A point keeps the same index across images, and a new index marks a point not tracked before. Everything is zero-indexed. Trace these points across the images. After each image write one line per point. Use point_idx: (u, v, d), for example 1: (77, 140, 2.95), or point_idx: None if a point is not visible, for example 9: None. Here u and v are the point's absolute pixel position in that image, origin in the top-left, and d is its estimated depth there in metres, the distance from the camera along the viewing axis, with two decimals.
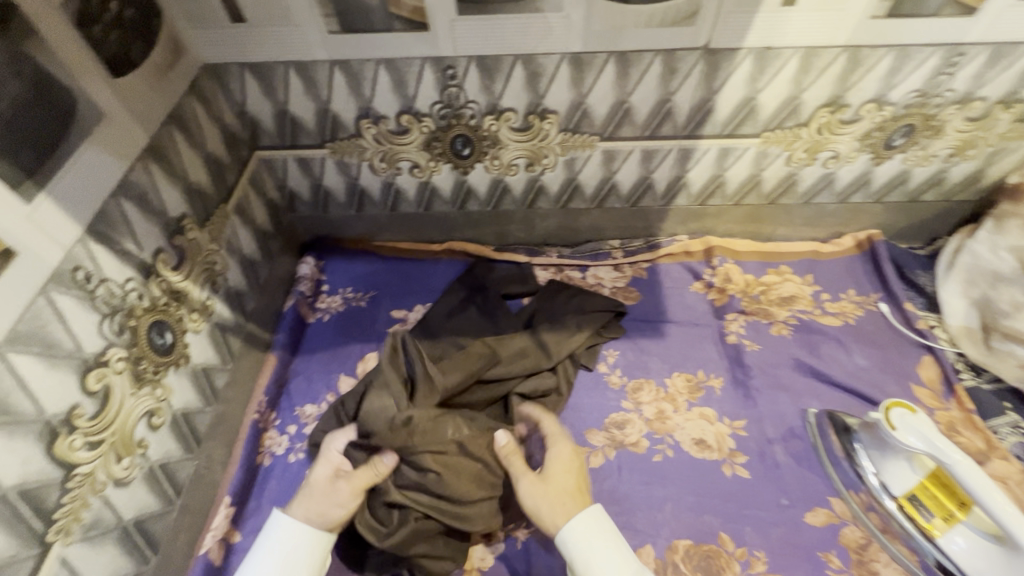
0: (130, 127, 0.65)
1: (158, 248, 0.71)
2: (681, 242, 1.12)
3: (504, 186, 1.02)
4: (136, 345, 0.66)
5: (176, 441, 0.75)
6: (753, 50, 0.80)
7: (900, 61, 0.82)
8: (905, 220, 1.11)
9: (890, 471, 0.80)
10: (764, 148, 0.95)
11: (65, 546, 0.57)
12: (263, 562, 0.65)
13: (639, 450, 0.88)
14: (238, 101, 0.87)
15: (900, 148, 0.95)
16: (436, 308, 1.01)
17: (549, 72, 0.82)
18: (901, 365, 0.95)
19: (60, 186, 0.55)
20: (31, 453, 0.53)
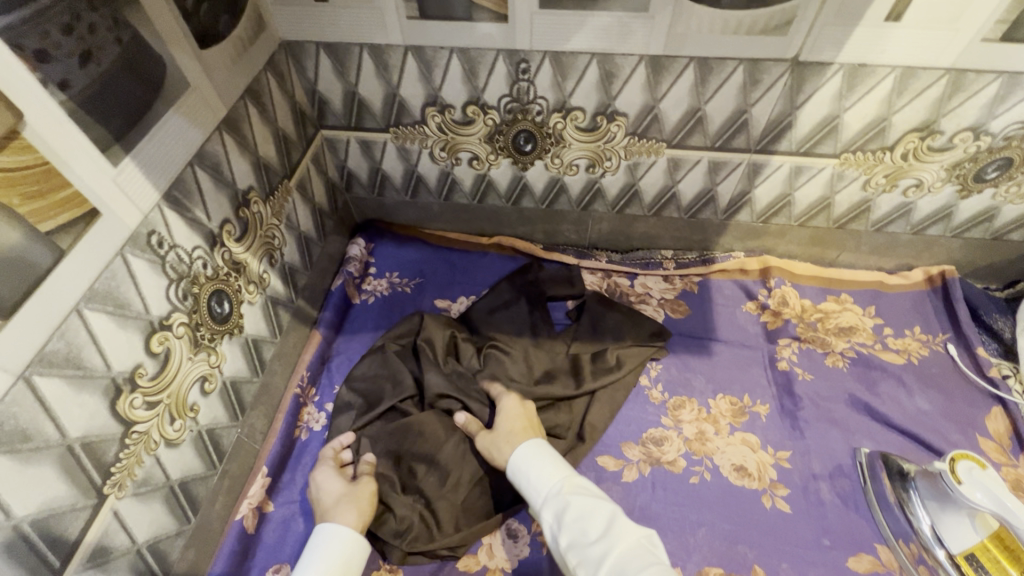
0: (210, 98, 0.66)
1: (224, 219, 0.72)
2: (738, 259, 1.08)
3: (561, 186, 1.00)
4: (197, 312, 0.68)
5: (223, 408, 0.76)
6: (846, 66, 0.75)
7: (1006, 90, 0.76)
8: (985, 258, 1.03)
9: (949, 525, 0.75)
10: (841, 170, 0.90)
11: (118, 500, 0.59)
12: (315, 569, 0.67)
13: (676, 470, 0.85)
14: (310, 79, 0.87)
15: (991, 182, 0.89)
16: (480, 303, 1.01)
17: (625, 73, 0.80)
18: (966, 413, 0.89)
19: (144, 153, 0.57)
20: (97, 407, 0.55)
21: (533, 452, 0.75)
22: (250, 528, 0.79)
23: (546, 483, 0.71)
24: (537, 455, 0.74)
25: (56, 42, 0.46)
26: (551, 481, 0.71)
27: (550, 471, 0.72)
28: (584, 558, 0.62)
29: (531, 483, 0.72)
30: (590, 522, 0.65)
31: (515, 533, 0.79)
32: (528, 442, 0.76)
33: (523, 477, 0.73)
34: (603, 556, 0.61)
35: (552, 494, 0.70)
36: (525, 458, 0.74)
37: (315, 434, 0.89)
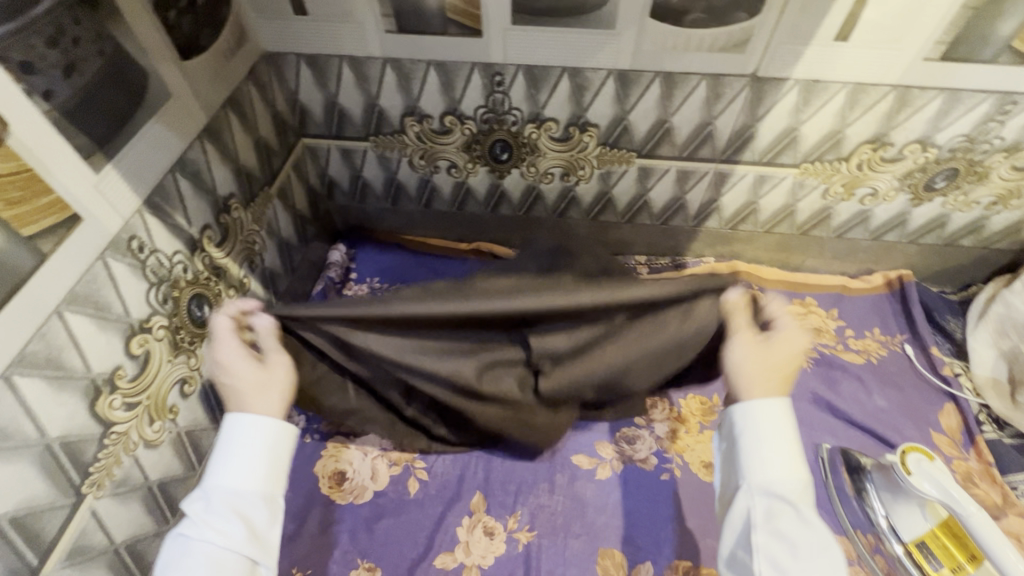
0: (192, 107, 0.68)
1: (205, 224, 0.74)
2: (708, 264, 1.12)
3: (537, 193, 1.03)
4: (176, 316, 0.70)
5: (203, 410, 0.78)
6: (801, 82, 0.80)
7: (949, 105, 0.81)
8: (939, 263, 1.09)
9: (901, 514, 0.78)
10: (801, 179, 0.95)
11: (96, 499, 0.60)
12: (234, 466, 0.58)
13: (647, 467, 0.88)
14: (291, 89, 0.90)
15: (941, 191, 0.94)
16: None
17: (595, 86, 0.84)
18: (922, 410, 0.94)
19: (127, 161, 0.59)
20: (77, 407, 0.56)
21: (771, 414, 0.60)
22: None
23: (780, 474, 0.58)
24: (778, 420, 0.60)
25: (41, 54, 0.48)
26: (789, 476, 0.58)
27: (790, 462, 0.59)
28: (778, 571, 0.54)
29: (753, 457, 0.59)
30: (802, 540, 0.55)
31: (492, 530, 0.82)
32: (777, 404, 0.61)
33: (748, 438, 0.60)
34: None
35: (777, 491, 0.57)
36: (756, 420, 0.61)
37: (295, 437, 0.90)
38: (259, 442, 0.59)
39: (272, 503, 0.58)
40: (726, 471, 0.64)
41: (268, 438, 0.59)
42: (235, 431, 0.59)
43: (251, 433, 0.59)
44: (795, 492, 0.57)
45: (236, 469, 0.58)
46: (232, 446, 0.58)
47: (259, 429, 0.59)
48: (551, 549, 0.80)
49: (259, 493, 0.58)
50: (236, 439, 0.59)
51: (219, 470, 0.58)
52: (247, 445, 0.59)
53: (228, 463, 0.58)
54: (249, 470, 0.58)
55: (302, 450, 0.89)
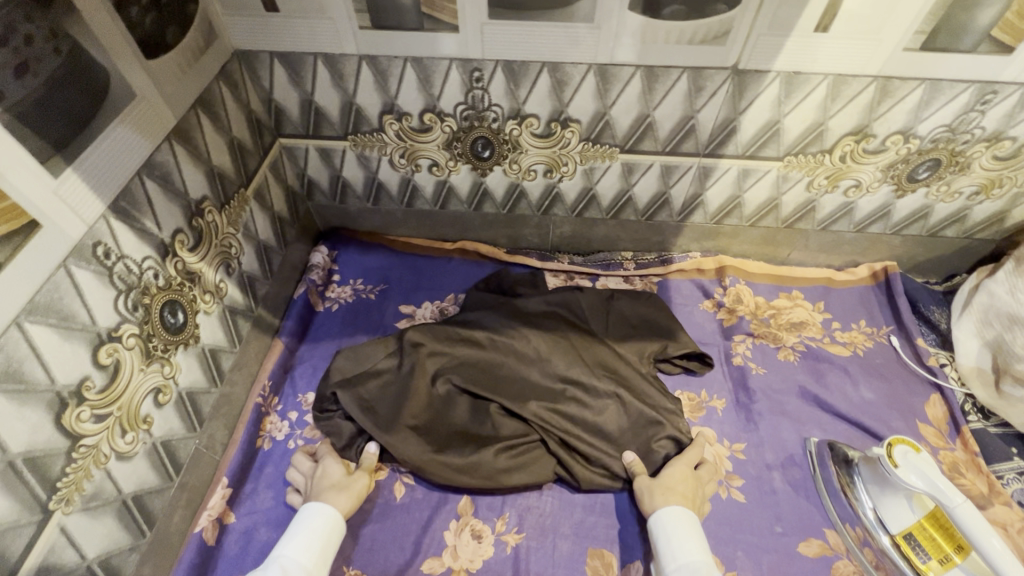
0: (159, 108, 0.66)
1: (177, 229, 0.72)
2: (695, 259, 1.12)
3: (521, 190, 1.02)
4: (148, 323, 0.67)
5: (179, 419, 0.76)
6: (782, 74, 0.79)
7: (930, 95, 0.81)
8: (923, 254, 1.09)
9: (888, 507, 0.77)
10: (785, 172, 0.94)
11: (65, 515, 0.58)
12: (297, 543, 0.68)
13: None
14: (265, 89, 0.88)
15: (924, 181, 0.94)
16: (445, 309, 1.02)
17: (575, 81, 0.82)
18: (908, 401, 0.94)
19: (88, 163, 0.56)
20: (40, 421, 0.54)
21: (677, 522, 0.72)
22: (210, 541, 0.77)
23: (687, 555, 0.69)
24: (683, 524, 0.72)
25: None
26: (697, 555, 0.68)
27: (695, 545, 0.70)
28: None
29: (667, 548, 0.71)
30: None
31: (480, 533, 0.80)
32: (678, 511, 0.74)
33: (664, 540, 0.72)
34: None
35: (689, 568, 0.67)
36: (672, 512, 0.74)
37: (278, 443, 0.88)
38: (320, 531, 0.70)
39: None
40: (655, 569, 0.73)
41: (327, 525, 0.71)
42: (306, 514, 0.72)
43: (321, 516, 0.72)
44: (703, 568, 0.67)
45: (299, 546, 0.68)
46: (300, 528, 0.70)
47: (326, 518, 0.72)
48: (540, 551, 0.79)
49: (303, 567, 0.66)
50: (307, 517, 0.71)
51: (278, 550, 0.68)
52: (310, 528, 0.70)
53: (292, 538, 0.69)
54: (303, 549, 0.68)
55: (286, 457, 0.86)
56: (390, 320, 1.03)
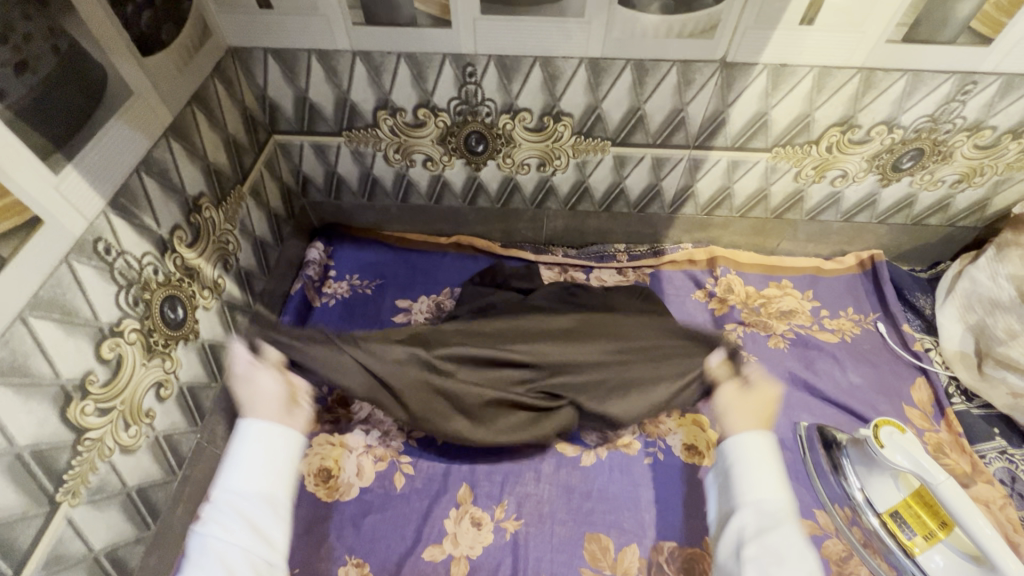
0: (156, 106, 0.67)
1: (175, 225, 0.73)
2: (686, 250, 1.14)
3: (515, 184, 1.03)
4: (149, 318, 0.68)
5: (181, 414, 0.76)
6: (769, 66, 0.81)
7: (912, 86, 0.83)
8: (909, 242, 1.12)
9: (876, 487, 0.80)
10: (774, 163, 0.96)
11: (72, 507, 0.59)
12: (245, 467, 0.61)
13: (631, 452, 0.89)
14: (260, 85, 0.88)
15: (908, 171, 0.97)
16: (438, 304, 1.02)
17: (566, 75, 0.84)
18: (895, 385, 0.96)
19: (88, 161, 0.57)
20: (46, 415, 0.55)
21: (755, 452, 0.66)
22: None
23: (760, 491, 0.63)
24: (764, 455, 0.66)
25: None
26: (770, 493, 0.63)
27: (772, 484, 0.64)
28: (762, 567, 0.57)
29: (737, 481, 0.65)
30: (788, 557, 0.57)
31: (480, 521, 0.82)
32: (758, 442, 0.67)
33: (737, 471, 0.66)
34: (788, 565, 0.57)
35: (764, 506, 0.62)
36: (745, 446, 0.67)
37: None
38: (266, 451, 0.62)
39: (273, 491, 0.60)
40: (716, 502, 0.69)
41: (282, 446, 0.63)
42: (246, 440, 0.63)
43: (266, 429, 0.63)
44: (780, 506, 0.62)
45: (247, 473, 0.61)
46: (240, 453, 0.62)
47: (267, 433, 0.63)
48: (538, 536, 0.81)
49: (267, 493, 0.60)
50: (252, 440, 0.62)
51: (228, 480, 0.61)
52: (257, 446, 0.62)
53: (237, 465, 0.61)
54: (259, 470, 0.61)
55: None
56: (387, 314, 1.04)
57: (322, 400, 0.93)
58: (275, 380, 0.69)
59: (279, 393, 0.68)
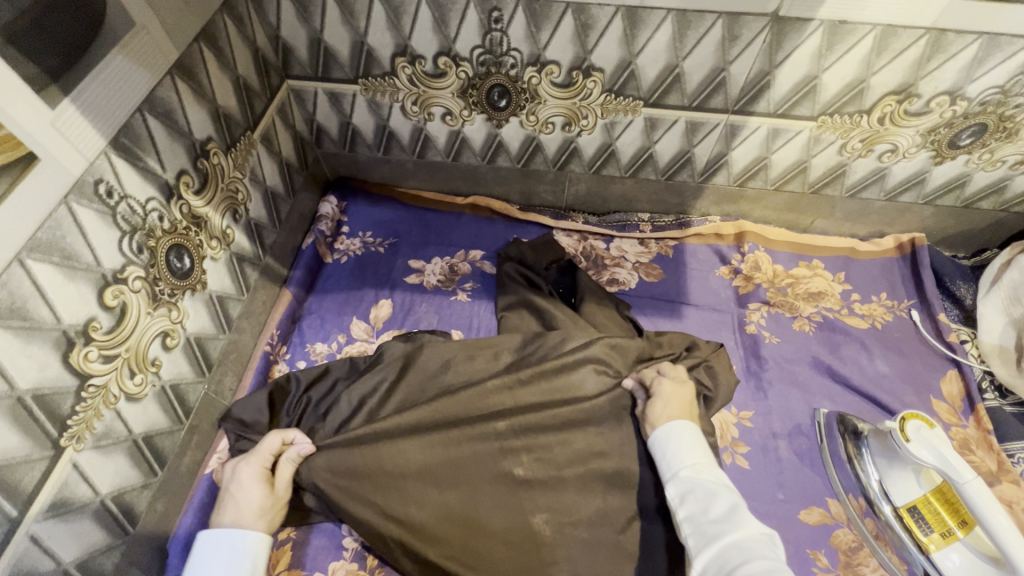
0: (161, 41, 0.62)
1: (181, 170, 0.70)
2: (714, 223, 1.08)
3: (537, 144, 0.98)
4: (154, 266, 0.66)
5: (188, 363, 0.76)
6: (826, 23, 0.73)
7: (985, 52, 0.74)
8: (955, 226, 1.04)
9: (895, 480, 0.76)
10: (818, 133, 0.89)
11: (77, 451, 0.59)
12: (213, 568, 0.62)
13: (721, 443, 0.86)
14: (273, 25, 0.84)
15: (965, 148, 0.89)
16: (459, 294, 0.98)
17: (600, 25, 0.77)
18: (925, 377, 0.92)
19: (87, 96, 0.54)
20: (47, 359, 0.54)
21: (677, 430, 0.70)
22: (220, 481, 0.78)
23: (679, 460, 0.67)
24: (685, 434, 0.69)
25: None
26: (685, 459, 0.66)
27: (685, 449, 0.67)
28: (702, 536, 0.59)
29: (661, 458, 0.69)
30: (712, 504, 0.60)
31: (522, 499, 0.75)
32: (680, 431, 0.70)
33: (660, 451, 0.70)
34: (715, 538, 0.57)
35: (678, 474, 0.65)
36: (677, 431, 0.70)
37: None
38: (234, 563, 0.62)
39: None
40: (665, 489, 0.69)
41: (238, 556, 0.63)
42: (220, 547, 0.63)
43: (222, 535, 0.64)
44: (692, 470, 0.65)
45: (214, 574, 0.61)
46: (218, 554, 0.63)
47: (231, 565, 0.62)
48: None
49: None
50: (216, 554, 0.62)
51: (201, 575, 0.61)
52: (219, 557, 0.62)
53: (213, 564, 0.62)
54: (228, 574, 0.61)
55: None
56: (399, 274, 1.01)
57: (330, 354, 0.91)
58: (258, 490, 0.67)
59: (259, 502, 0.67)
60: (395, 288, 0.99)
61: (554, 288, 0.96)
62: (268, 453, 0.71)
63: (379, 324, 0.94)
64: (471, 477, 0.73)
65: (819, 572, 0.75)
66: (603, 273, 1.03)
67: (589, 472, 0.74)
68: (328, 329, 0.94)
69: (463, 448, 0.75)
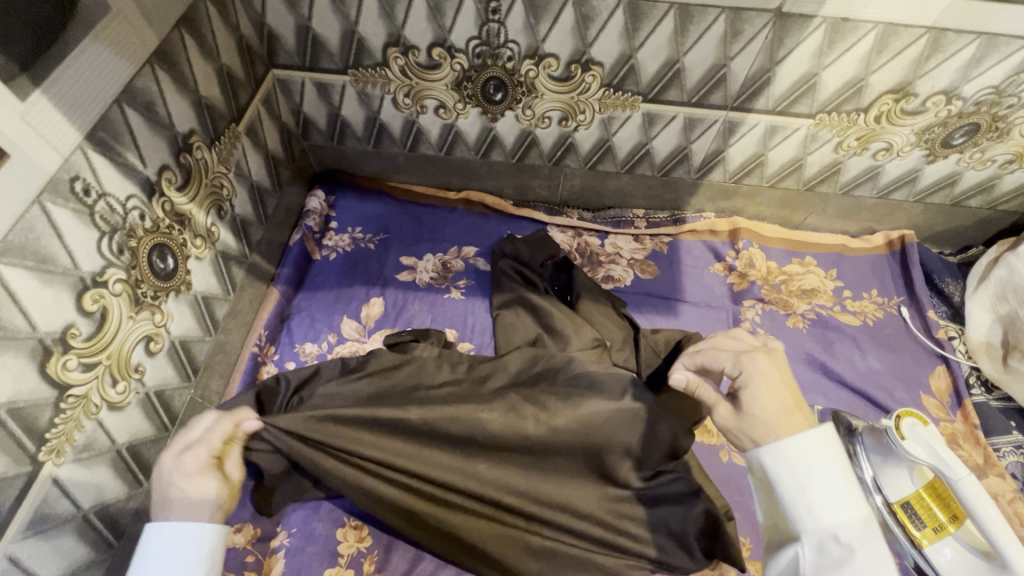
0: (139, 28, 0.58)
1: (163, 165, 0.66)
2: (708, 219, 1.07)
3: (533, 138, 0.96)
4: (135, 268, 0.63)
5: (173, 368, 0.72)
6: (828, 21, 0.72)
7: (983, 52, 0.75)
8: (943, 223, 1.06)
9: (890, 477, 0.76)
10: (815, 131, 0.89)
11: (57, 466, 0.55)
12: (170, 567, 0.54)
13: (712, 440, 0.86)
14: (257, 12, 0.79)
15: (958, 147, 0.90)
16: (452, 294, 0.96)
17: (601, 18, 0.75)
18: (914, 373, 0.93)
19: (61, 87, 0.50)
20: (23, 370, 0.50)
21: (824, 462, 0.49)
22: None
23: (830, 516, 0.47)
24: (838, 472, 0.48)
25: None
26: (841, 518, 0.46)
27: (843, 500, 0.47)
28: None
29: (795, 499, 0.49)
30: None
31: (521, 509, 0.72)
32: (812, 431, 0.51)
33: (790, 485, 0.49)
34: None
35: (830, 538, 0.46)
36: (829, 466, 0.49)
37: None
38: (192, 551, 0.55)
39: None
40: (772, 517, 0.52)
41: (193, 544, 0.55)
42: (165, 543, 0.55)
43: (168, 533, 0.55)
44: (849, 536, 0.46)
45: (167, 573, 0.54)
46: (168, 548, 0.55)
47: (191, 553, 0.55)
48: None
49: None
50: (165, 546, 0.55)
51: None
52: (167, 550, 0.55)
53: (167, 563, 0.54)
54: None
55: None
56: (390, 272, 0.98)
57: (320, 355, 0.88)
58: (213, 481, 0.59)
59: (215, 493, 0.59)
60: (386, 286, 0.96)
61: (551, 287, 0.95)
62: (215, 438, 0.62)
63: (370, 323, 0.92)
64: (440, 473, 0.68)
65: None
66: (599, 270, 1.02)
67: None
68: (318, 328, 0.91)
69: (437, 440, 0.70)
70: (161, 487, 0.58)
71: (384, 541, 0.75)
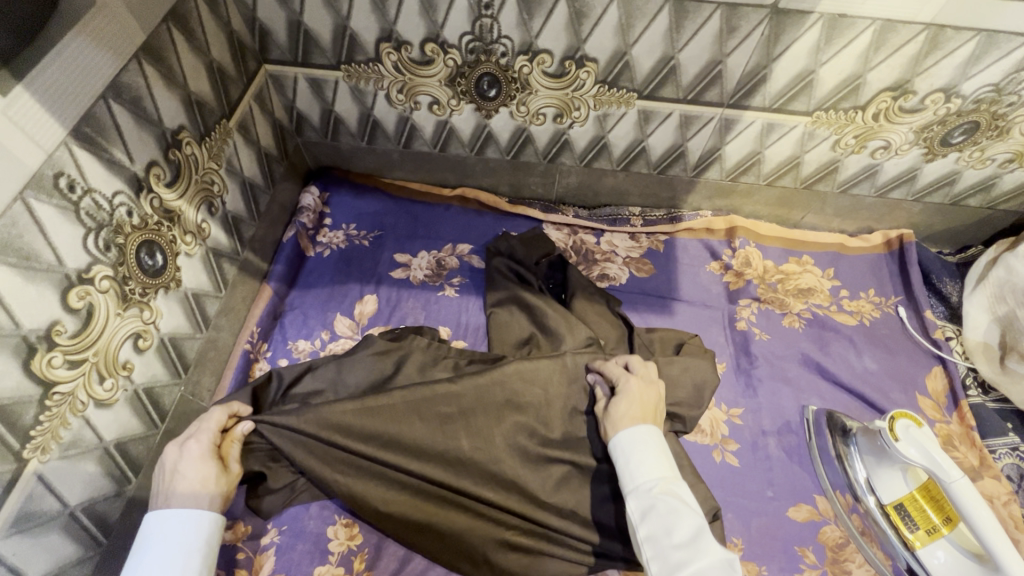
0: (126, 21, 0.58)
1: (151, 161, 0.66)
2: (704, 218, 1.06)
3: (527, 135, 0.95)
4: (123, 265, 0.62)
5: (162, 365, 0.72)
6: (825, 17, 0.71)
7: (982, 50, 0.74)
8: (942, 222, 1.05)
9: (882, 478, 0.77)
10: (812, 129, 0.88)
11: (42, 463, 0.55)
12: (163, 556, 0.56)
13: (706, 440, 0.85)
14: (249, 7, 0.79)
15: (957, 146, 0.89)
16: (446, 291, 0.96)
17: (595, 13, 0.74)
18: (911, 374, 0.93)
19: (43, 83, 0.50)
20: (7, 367, 0.50)
21: (641, 438, 0.65)
22: None
23: (642, 474, 0.63)
24: (649, 443, 0.65)
25: None
26: (651, 474, 0.62)
27: (653, 461, 0.63)
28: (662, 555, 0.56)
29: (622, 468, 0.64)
30: (676, 525, 0.57)
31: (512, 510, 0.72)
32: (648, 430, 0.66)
33: (623, 461, 0.65)
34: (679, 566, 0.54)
35: (643, 489, 0.61)
36: (645, 436, 0.65)
37: None
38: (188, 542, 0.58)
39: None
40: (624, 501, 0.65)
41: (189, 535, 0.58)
42: (162, 534, 0.57)
43: (167, 522, 0.58)
44: (657, 484, 0.61)
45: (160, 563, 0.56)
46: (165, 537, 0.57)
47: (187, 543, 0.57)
48: None
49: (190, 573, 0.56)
50: (163, 536, 0.57)
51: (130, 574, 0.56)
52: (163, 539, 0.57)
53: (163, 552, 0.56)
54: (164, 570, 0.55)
55: None
56: (384, 269, 0.98)
57: (312, 353, 0.88)
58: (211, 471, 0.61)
59: (212, 481, 0.61)
60: (380, 283, 0.96)
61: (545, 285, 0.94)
62: (217, 430, 0.64)
63: (364, 321, 0.91)
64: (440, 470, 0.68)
65: (807, 569, 0.75)
66: (594, 268, 1.01)
67: (580, 475, 0.72)
68: (311, 325, 0.91)
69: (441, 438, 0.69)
70: (163, 473, 0.61)
71: (375, 540, 0.74)
